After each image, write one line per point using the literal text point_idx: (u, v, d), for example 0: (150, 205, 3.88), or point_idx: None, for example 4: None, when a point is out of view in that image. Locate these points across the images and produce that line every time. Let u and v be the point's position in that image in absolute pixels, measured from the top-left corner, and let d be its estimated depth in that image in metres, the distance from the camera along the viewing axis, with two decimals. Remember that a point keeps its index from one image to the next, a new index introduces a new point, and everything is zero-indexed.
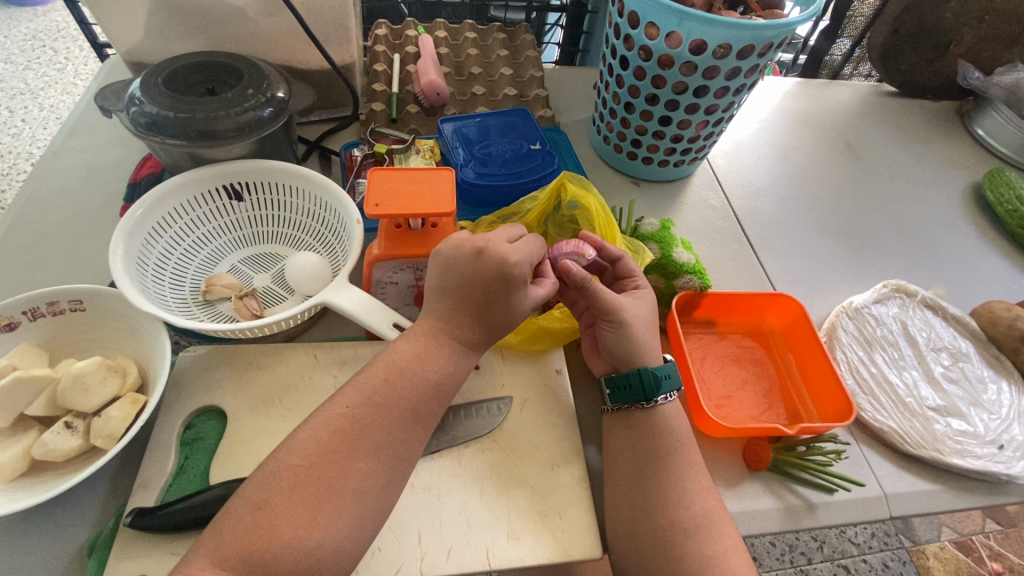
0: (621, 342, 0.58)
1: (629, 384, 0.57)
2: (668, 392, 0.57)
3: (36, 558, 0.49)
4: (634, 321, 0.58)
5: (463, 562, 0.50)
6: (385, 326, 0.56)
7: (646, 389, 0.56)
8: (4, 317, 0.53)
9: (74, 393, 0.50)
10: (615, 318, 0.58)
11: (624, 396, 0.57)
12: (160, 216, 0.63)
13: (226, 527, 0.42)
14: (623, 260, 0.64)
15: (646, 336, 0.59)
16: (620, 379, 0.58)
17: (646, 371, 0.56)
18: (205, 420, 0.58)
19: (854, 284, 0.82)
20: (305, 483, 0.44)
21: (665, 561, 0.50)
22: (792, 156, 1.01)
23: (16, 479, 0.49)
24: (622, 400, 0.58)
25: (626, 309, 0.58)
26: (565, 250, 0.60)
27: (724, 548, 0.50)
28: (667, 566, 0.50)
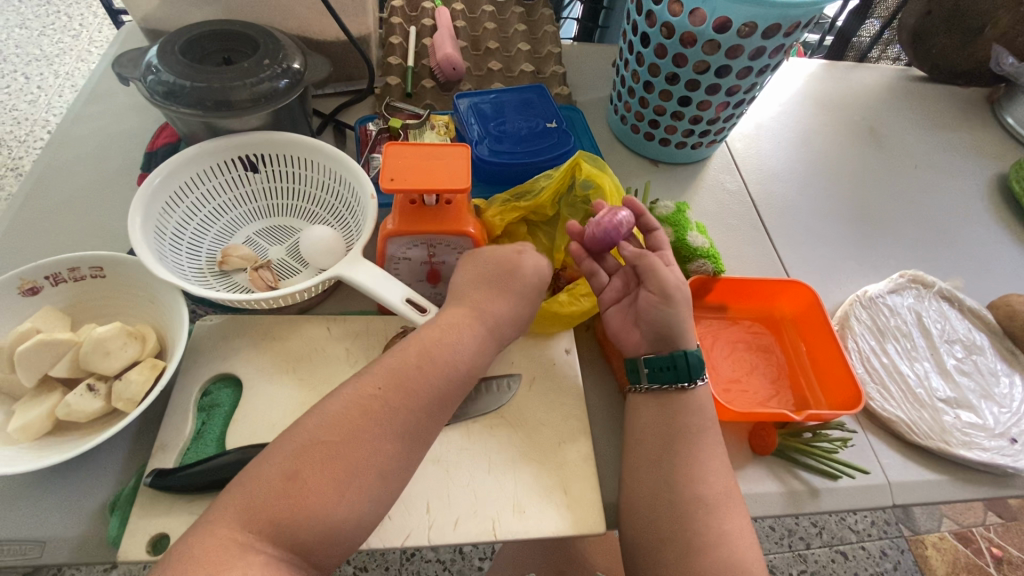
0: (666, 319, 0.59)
1: (672, 365, 0.57)
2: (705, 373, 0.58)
3: (62, 512, 0.51)
4: (681, 300, 0.60)
5: (470, 532, 0.52)
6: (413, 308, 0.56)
7: (687, 370, 0.57)
8: (27, 282, 0.55)
9: (96, 356, 0.52)
10: (670, 297, 0.59)
11: (663, 377, 0.58)
12: (177, 186, 0.64)
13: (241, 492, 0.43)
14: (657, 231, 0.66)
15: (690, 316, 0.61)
16: (661, 360, 0.58)
17: (690, 353, 0.57)
18: (221, 387, 0.59)
19: (869, 273, 0.81)
20: (319, 453, 0.45)
21: (665, 538, 0.51)
22: (813, 142, 0.99)
23: (42, 437, 0.51)
24: (659, 379, 0.58)
25: (676, 287, 0.60)
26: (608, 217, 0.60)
27: (725, 528, 0.51)
28: (667, 544, 0.51)
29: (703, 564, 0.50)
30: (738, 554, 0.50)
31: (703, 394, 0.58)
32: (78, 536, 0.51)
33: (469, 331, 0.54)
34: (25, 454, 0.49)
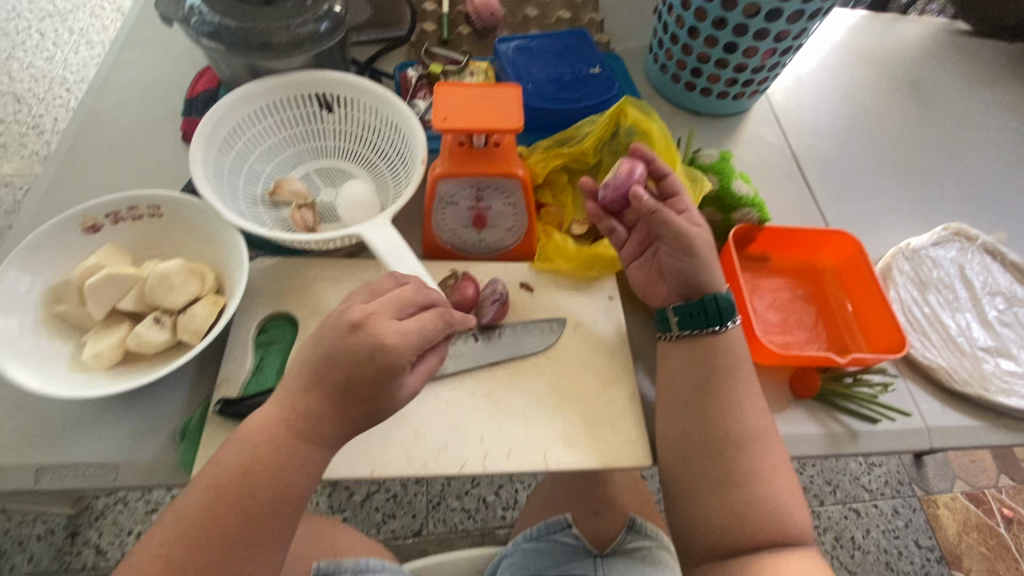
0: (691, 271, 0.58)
1: (703, 310, 0.57)
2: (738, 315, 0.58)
3: (131, 439, 0.54)
4: (704, 248, 0.58)
5: (522, 462, 0.54)
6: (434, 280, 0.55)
7: (719, 314, 0.57)
8: (90, 219, 0.56)
9: (161, 291, 0.53)
10: (689, 246, 0.58)
11: (694, 323, 0.57)
12: (243, 115, 0.65)
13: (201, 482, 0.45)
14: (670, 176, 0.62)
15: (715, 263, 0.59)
16: (691, 307, 0.58)
17: (719, 296, 0.57)
18: (277, 324, 0.61)
19: (910, 227, 0.80)
20: (276, 441, 0.46)
21: (706, 465, 0.53)
22: (854, 96, 0.96)
23: (113, 367, 0.53)
24: (690, 325, 0.58)
25: (695, 235, 0.59)
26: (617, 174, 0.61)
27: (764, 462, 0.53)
28: (708, 472, 0.53)
29: (740, 494, 0.52)
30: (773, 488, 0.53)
31: (735, 337, 0.57)
32: (149, 461, 0.53)
33: None
34: (100, 381, 0.51)
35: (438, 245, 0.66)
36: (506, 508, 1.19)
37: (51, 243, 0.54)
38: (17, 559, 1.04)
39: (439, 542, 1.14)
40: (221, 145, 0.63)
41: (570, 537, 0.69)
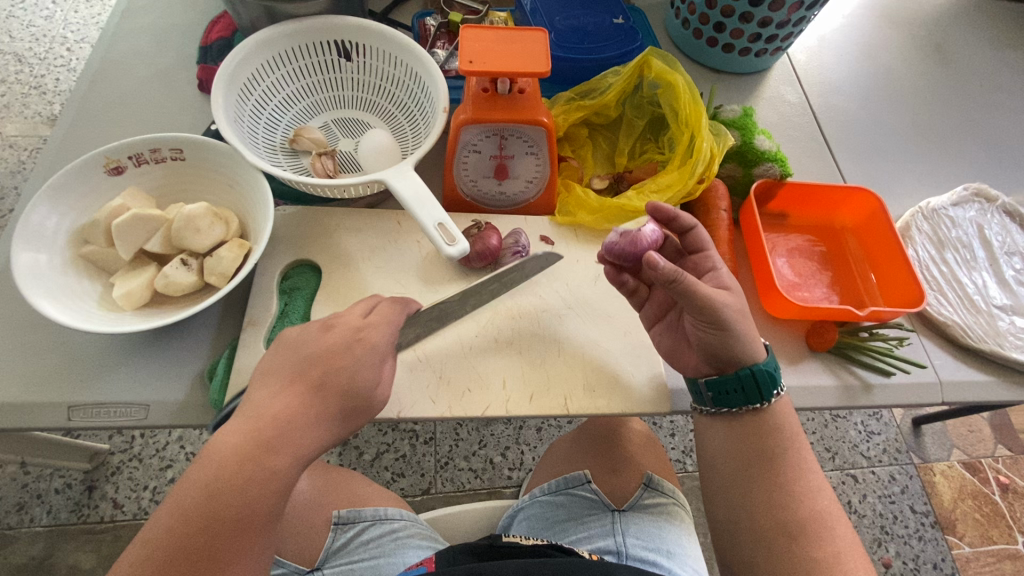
0: (722, 345, 0.51)
1: (740, 388, 0.52)
2: (778, 387, 0.53)
3: (160, 379, 0.54)
4: (736, 319, 0.51)
5: (544, 406, 0.55)
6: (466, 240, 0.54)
7: (761, 389, 0.52)
8: (113, 161, 0.56)
9: (187, 233, 0.54)
10: (718, 318, 0.50)
11: (731, 401, 0.52)
12: (264, 59, 0.64)
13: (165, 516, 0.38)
14: (693, 231, 0.57)
15: (748, 332, 0.52)
16: (728, 384, 0.52)
17: (759, 371, 0.51)
18: (300, 272, 0.61)
19: (930, 189, 0.80)
20: (246, 463, 0.39)
21: (731, 441, 0.53)
22: (876, 57, 0.94)
23: (142, 308, 0.53)
24: (726, 402, 0.53)
25: (724, 303, 0.51)
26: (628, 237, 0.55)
27: (790, 436, 0.52)
28: (734, 453, 0.53)
29: (769, 477, 0.50)
30: (803, 469, 0.51)
31: (778, 411, 0.53)
32: (179, 401, 0.54)
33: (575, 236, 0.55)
34: (131, 320, 0.52)
35: (459, 196, 0.66)
36: (513, 469, 1.13)
37: (75, 184, 0.54)
38: (36, 512, 1.01)
39: (445, 500, 1.08)
40: (241, 92, 0.63)
41: (589, 491, 0.68)
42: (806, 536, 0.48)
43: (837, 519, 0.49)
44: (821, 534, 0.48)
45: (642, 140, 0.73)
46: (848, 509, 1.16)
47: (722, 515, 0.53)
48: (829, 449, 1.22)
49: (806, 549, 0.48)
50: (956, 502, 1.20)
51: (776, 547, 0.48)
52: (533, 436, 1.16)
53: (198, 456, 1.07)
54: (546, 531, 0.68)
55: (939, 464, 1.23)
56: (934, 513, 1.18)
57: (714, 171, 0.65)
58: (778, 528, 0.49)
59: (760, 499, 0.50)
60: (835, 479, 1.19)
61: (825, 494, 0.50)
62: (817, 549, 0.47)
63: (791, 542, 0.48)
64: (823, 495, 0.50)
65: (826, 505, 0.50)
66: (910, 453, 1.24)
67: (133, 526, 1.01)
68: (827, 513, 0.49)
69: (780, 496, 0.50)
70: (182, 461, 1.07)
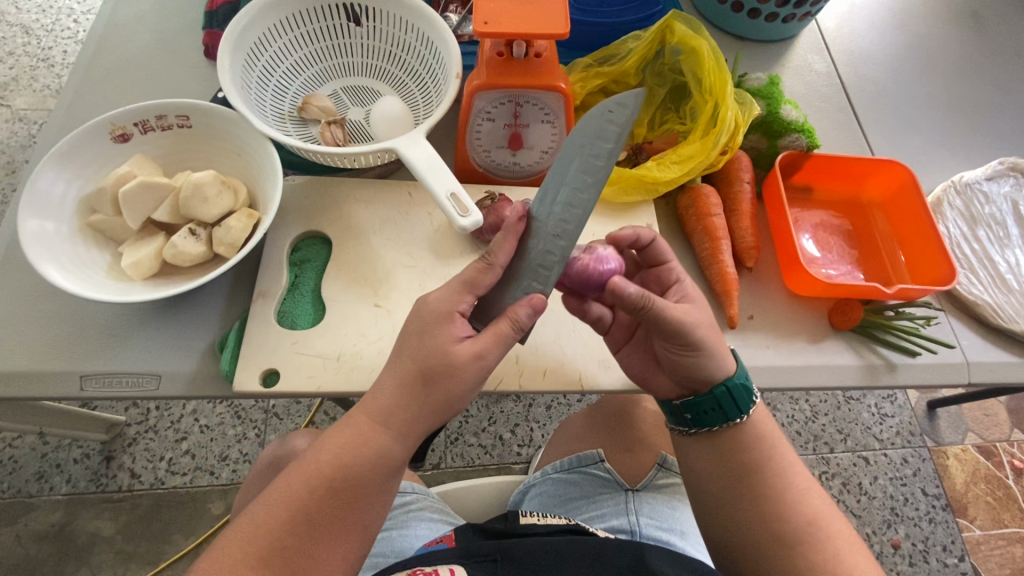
0: (692, 364, 0.49)
1: (717, 406, 0.49)
2: (756, 395, 0.50)
3: (172, 351, 0.54)
4: (704, 333, 0.48)
5: (557, 381, 0.55)
6: (568, 197, 0.49)
7: (740, 402, 0.49)
8: (118, 127, 0.54)
9: (195, 202, 0.53)
10: (689, 338, 0.48)
11: (710, 420, 0.50)
12: (272, 23, 0.62)
13: (288, 478, 0.43)
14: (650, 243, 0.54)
15: (722, 346, 0.49)
16: (705, 404, 0.49)
17: (735, 386, 0.49)
18: (310, 244, 0.60)
19: (962, 163, 0.76)
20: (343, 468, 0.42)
21: (716, 450, 0.50)
22: (911, 23, 0.89)
23: (151, 278, 0.53)
24: (704, 423, 0.50)
25: (693, 320, 0.48)
26: (587, 259, 0.51)
27: (769, 445, 0.50)
28: (717, 467, 0.50)
29: (761, 487, 0.48)
30: (789, 475, 0.49)
31: (756, 419, 0.50)
32: (191, 372, 0.54)
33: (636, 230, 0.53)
34: (140, 290, 0.51)
35: (471, 166, 0.64)
36: (522, 445, 1.13)
37: (80, 151, 0.53)
38: (56, 481, 1.03)
39: (455, 475, 1.09)
40: (248, 57, 0.61)
41: (602, 469, 0.68)
42: (806, 544, 0.46)
43: (831, 519, 0.48)
44: (820, 539, 0.47)
45: (663, 109, 0.70)
46: (859, 491, 1.15)
47: (716, 526, 0.50)
48: (841, 431, 1.21)
49: (807, 558, 0.46)
50: (969, 485, 1.18)
51: (776, 559, 0.47)
52: (542, 414, 1.16)
53: (212, 429, 1.08)
54: (558, 509, 0.68)
55: (953, 448, 1.22)
56: (946, 496, 1.17)
57: (738, 141, 0.63)
58: (774, 540, 0.47)
59: (749, 505, 0.48)
60: (846, 461, 1.18)
61: (816, 494, 0.49)
62: (818, 554, 0.46)
63: (790, 550, 0.46)
64: (814, 497, 0.49)
65: (818, 508, 0.48)
66: (924, 435, 1.22)
67: (151, 496, 1.03)
68: (821, 516, 0.48)
69: (772, 507, 0.47)
70: (196, 433, 1.08)
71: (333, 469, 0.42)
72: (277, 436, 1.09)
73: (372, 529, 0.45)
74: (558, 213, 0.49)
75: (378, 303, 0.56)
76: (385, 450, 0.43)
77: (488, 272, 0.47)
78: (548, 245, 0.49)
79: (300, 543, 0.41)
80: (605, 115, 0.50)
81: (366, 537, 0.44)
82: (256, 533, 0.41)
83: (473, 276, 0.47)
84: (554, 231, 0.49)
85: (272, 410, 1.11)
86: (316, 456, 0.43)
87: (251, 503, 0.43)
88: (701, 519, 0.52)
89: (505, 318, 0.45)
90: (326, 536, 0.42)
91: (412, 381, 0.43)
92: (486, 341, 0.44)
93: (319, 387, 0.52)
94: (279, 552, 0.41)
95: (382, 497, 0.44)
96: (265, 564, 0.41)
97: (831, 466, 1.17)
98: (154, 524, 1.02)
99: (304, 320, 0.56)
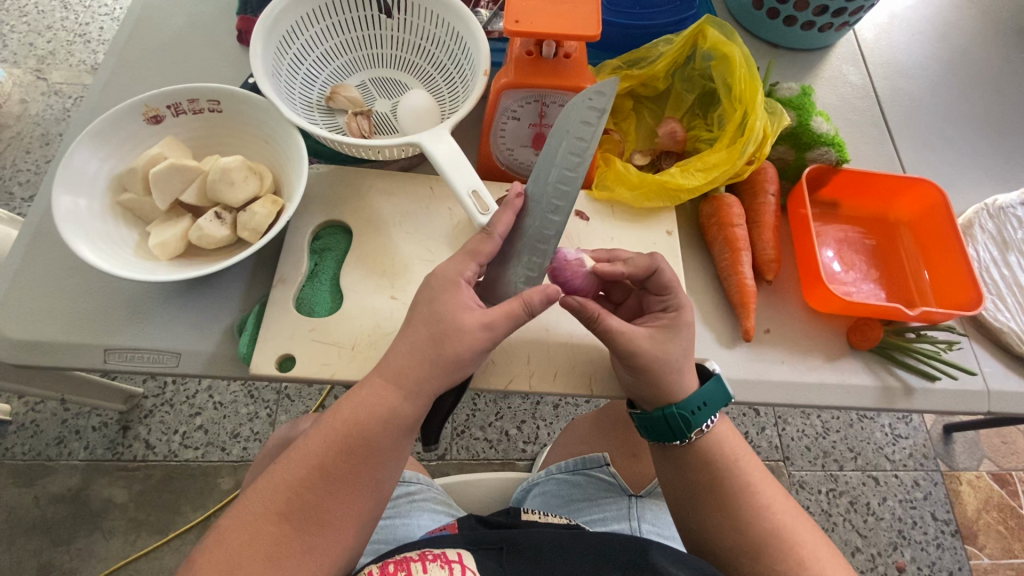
0: (641, 383, 0.51)
1: (661, 425, 0.51)
2: (704, 424, 0.50)
3: (191, 330, 0.55)
4: (649, 364, 0.49)
5: (567, 383, 0.56)
6: (558, 176, 0.50)
7: (677, 428, 0.50)
8: (151, 109, 0.55)
9: (222, 186, 0.54)
10: (630, 360, 0.49)
11: (657, 435, 0.52)
12: (305, 12, 0.62)
13: (306, 439, 0.44)
14: (658, 273, 0.52)
15: (669, 375, 0.49)
16: (651, 421, 0.51)
17: (672, 415, 0.49)
18: (331, 233, 0.61)
19: (995, 186, 0.74)
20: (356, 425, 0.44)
21: (695, 452, 0.51)
22: (952, 37, 0.86)
23: (175, 259, 0.54)
24: (652, 435, 0.52)
25: (642, 347, 0.49)
26: (562, 262, 0.54)
27: (732, 455, 0.51)
28: (697, 472, 0.51)
29: (731, 493, 0.49)
30: (760, 483, 0.50)
31: (720, 434, 0.51)
32: (210, 352, 0.55)
33: (649, 261, 0.53)
34: (164, 269, 0.52)
35: (494, 164, 0.64)
36: (527, 442, 1.13)
37: (114, 130, 0.54)
38: (74, 446, 1.06)
39: (459, 467, 1.10)
40: (279, 46, 0.61)
41: (607, 473, 0.68)
42: (768, 554, 0.47)
43: (799, 527, 0.48)
44: (782, 548, 0.47)
45: (691, 115, 0.69)
46: (866, 510, 1.14)
47: (698, 531, 0.51)
48: (852, 449, 1.19)
49: (766, 568, 0.47)
50: (980, 513, 1.16)
51: (761, 568, 0.47)
52: (550, 413, 1.16)
53: (225, 406, 1.11)
54: (561, 509, 0.68)
55: (967, 474, 1.19)
56: (956, 521, 1.14)
57: (765, 152, 0.62)
58: (732, 546, 0.48)
59: (750, 518, 0.48)
60: (855, 480, 1.16)
61: (776, 510, 0.49)
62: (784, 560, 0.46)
63: (752, 559, 0.47)
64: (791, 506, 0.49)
65: (783, 519, 0.48)
66: (938, 459, 1.19)
67: (164, 467, 1.06)
68: (783, 527, 0.48)
69: (736, 513, 0.48)
70: (210, 409, 1.10)
71: (348, 426, 0.44)
72: (287, 417, 1.11)
73: (385, 491, 0.46)
74: (550, 194, 0.49)
75: (395, 295, 0.57)
76: (399, 411, 0.44)
77: (487, 243, 0.49)
78: (542, 224, 0.49)
79: (319, 497, 0.43)
80: (584, 103, 0.51)
81: (378, 497, 0.45)
82: (276, 490, 0.43)
83: (473, 248, 0.48)
84: (547, 210, 0.49)
85: (284, 392, 1.13)
86: (333, 417, 0.45)
87: (273, 464, 0.45)
88: (677, 521, 0.53)
89: (516, 298, 0.45)
90: (343, 492, 0.43)
91: (422, 362, 0.44)
92: (493, 316, 0.45)
93: (332, 375, 0.53)
94: (298, 507, 0.42)
95: (394, 456, 0.45)
96: (286, 518, 0.42)
97: (839, 484, 1.16)
98: (165, 494, 1.04)
99: (322, 307, 0.57)
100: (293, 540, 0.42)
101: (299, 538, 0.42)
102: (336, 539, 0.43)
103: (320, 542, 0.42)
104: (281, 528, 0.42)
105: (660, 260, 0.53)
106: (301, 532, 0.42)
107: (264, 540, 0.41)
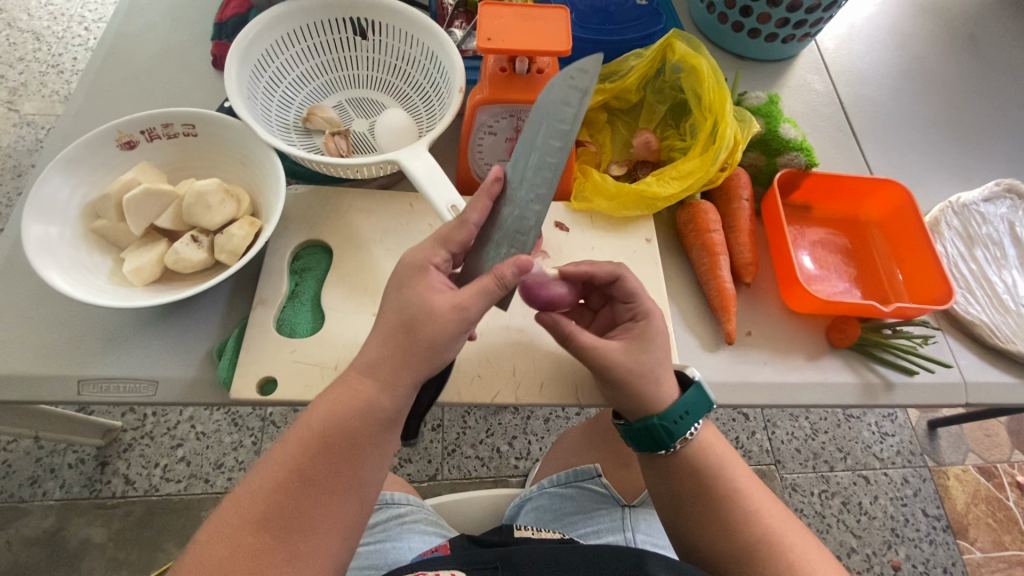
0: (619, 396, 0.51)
1: (646, 436, 0.50)
2: (689, 431, 0.50)
3: (169, 357, 0.54)
4: (625, 376, 0.49)
5: (554, 394, 0.56)
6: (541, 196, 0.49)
7: (659, 440, 0.50)
8: (124, 135, 0.55)
9: (198, 209, 0.53)
10: (605, 373, 0.50)
11: (643, 446, 0.52)
12: (279, 35, 0.63)
13: (283, 442, 0.43)
14: (621, 279, 0.53)
15: (644, 387, 0.49)
16: (637, 432, 0.51)
17: (655, 427, 0.49)
18: (311, 253, 0.61)
19: (960, 185, 0.77)
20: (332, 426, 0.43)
21: (684, 459, 0.51)
22: (909, 45, 0.90)
23: (151, 285, 0.53)
24: (637, 446, 0.52)
25: (617, 359, 0.49)
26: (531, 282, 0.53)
27: (720, 460, 0.51)
28: (686, 480, 0.50)
29: (721, 498, 0.49)
30: (750, 487, 0.50)
31: (707, 440, 0.51)
32: (189, 378, 0.54)
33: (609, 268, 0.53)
34: (140, 296, 0.51)
35: (471, 178, 0.64)
36: (519, 458, 1.12)
37: (86, 157, 0.54)
38: (49, 486, 1.02)
39: (451, 487, 1.08)
40: (254, 69, 0.61)
41: (599, 485, 0.67)
42: (760, 559, 0.47)
43: (790, 530, 0.48)
44: (775, 553, 0.47)
45: (664, 125, 0.70)
46: (858, 509, 1.14)
47: (690, 540, 0.50)
48: (841, 450, 1.20)
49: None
50: (969, 507, 1.17)
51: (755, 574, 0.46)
52: (540, 427, 1.15)
53: (208, 436, 1.08)
54: (554, 523, 0.67)
55: (953, 468, 1.20)
56: (946, 517, 1.15)
57: (737, 158, 0.64)
58: (723, 553, 0.48)
59: (741, 524, 0.48)
60: (846, 480, 1.17)
61: (766, 513, 0.49)
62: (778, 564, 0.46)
63: (745, 566, 0.47)
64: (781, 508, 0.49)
65: (773, 523, 0.48)
66: (924, 455, 1.21)
67: (144, 503, 1.03)
68: (774, 530, 0.48)
69: (727, 519, 0.48)
70: (193, 440, 1.08)
71: (324, 425, 0.43)
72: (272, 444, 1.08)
73: (369, 491, 0.44)
74: (534, 211, 0.49)
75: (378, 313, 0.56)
76: (377, 402, 0.43)
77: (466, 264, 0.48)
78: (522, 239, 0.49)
79: (298, 500, 0.41)
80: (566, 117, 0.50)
81: (363, 498, 0.44)
82: (253, 498, 0.41)
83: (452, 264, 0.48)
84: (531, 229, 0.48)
85: (269, 418, 1.11)
86: (306, 419, 0.44)
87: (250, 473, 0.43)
88: (670, 531, 0.52)
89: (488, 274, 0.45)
90: (325, 493, 0.42)
91: (405, 381, 0.44)
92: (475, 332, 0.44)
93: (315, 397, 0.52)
94: (277, 512, 0.41)
95: (376, 452, 0.44)
96: (264, 526, 0.40)
97: (831, 485, 1.16)
98: (146, 531, 1.01)
99: (302, 328, 0.56)
100: (273, 549, 0.40)
101: (279, 546, 0.40)
102: (319, 544, 0.41)
103: (302, 549, 0.41)
104: (260, 538, 0.40)
105: (621, 267, 0.54)
106: (280, 540, 0.40)
107: (241, 552, 0.39)
